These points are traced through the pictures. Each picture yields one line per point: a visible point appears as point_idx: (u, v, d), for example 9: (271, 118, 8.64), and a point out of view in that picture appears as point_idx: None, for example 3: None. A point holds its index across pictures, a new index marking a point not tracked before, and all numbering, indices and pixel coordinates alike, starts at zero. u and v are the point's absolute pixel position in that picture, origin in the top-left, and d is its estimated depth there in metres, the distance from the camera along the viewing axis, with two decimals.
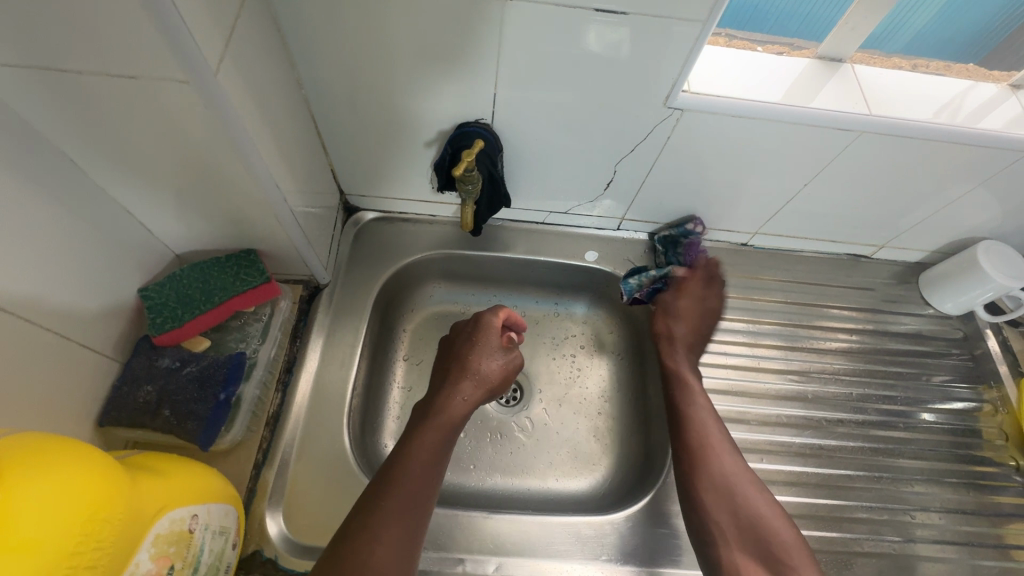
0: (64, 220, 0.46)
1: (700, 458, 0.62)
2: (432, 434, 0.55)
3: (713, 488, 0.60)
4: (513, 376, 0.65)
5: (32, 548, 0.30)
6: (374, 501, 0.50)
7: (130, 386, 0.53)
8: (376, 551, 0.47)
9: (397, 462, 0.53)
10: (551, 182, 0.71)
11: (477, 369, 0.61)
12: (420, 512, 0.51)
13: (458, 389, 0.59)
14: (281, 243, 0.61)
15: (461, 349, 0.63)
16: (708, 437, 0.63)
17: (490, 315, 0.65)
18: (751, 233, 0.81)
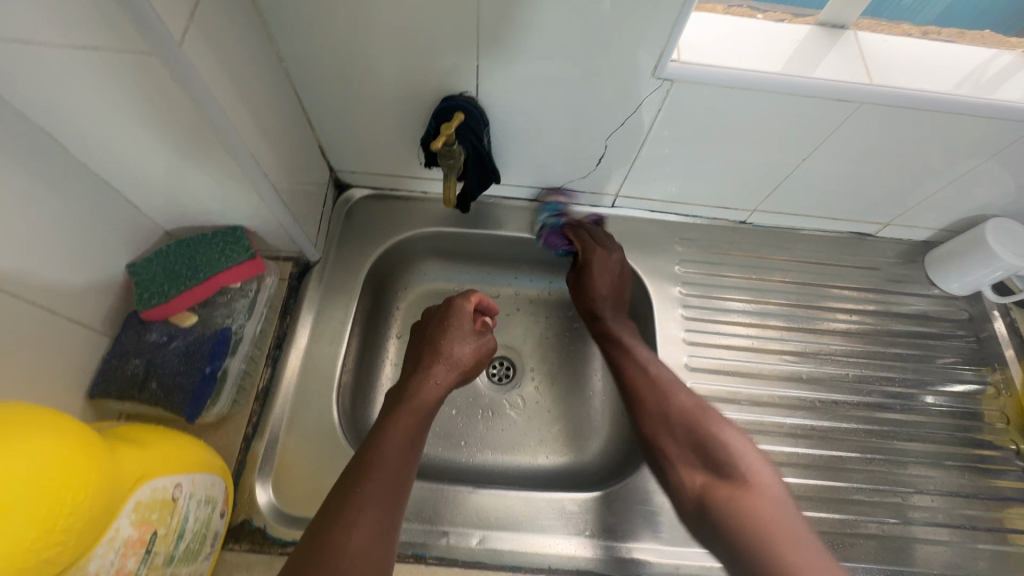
0: (46, 195, 0.47)
1: (637, 387, 0.65)
2: (406, 417, 0.55)
3: (651, 415, 0.63)
4: (485, 360, 0.66)
5: (5, 512, 0.31)
6: (350, 489, 0.48)
7: (119, 359, 0.54)
8: (353, 538, 0.45)
9: (374, 449, 0.52)
10: (541, 157, 0.70)
11: (450, 352, 0.62)
12: (397, 498, 0.50)
13: (430, 372, 0.60)
14: (266, 219, 0.61)
15: (434, 334, 0.63)
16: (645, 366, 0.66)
17: (462, 300, 0.66)
18: (749, 210, 0.78)
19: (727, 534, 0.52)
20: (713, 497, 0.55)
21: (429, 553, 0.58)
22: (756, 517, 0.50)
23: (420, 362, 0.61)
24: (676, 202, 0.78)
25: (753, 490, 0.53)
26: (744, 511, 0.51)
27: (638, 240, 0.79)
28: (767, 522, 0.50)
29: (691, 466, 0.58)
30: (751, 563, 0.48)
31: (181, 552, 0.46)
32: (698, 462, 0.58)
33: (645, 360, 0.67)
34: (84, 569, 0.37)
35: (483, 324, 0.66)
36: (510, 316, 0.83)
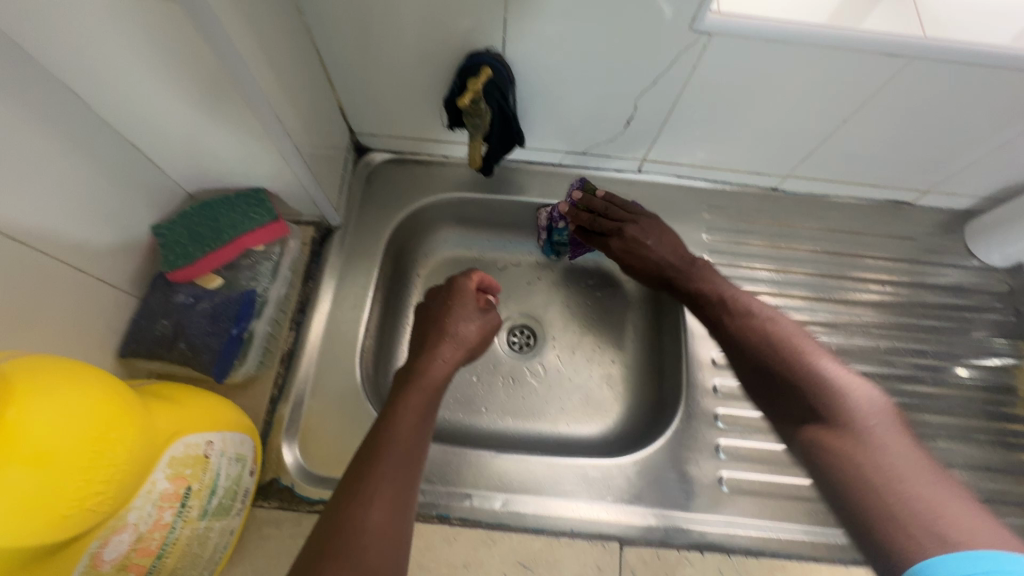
0: (69, 153, 0.46)
1: (729, 322, 0.59)
2: (415, 395, 0.52)
3: (742, 348, 0.56)
4: (490, 338, 0.64)
5: (46, 460, 0.31)
6: (363, 466, 0.45)
7: (147, 320, 0.55)
8: (372, 516, 0.42)
9: (385, 426, 0.49)
10: (568, 119, 0.67)
11: (454, 331, 0.60)
12: (414, 473, 0.47)
13: (436, 352, 0.57)
14: (287, 181, 0.60)
15: (438, 315, 0.62)
16: (738, 304, 0.59)
17: (462, 279, 0.64)
18: (782, 176, 0.75)
19: (834, 470, 0.43)
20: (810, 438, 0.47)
21: (453, 514, 0.59)
22: (867, 458, 0.42)
23: (424, 344, 0.59)
24: (706, 167, 0.75)
25: (865, 424, 0.44)
26: (851, 450, 0.43)
27: (664, 207, 0.77)
28: (884, 465, 0.41)
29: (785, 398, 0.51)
30: (869, 502, 0.40)
31: (214, 507, 0.47)
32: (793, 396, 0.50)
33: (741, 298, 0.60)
34: (122, 519, 0.38)
35: (486, 302, 0.64)
36: (532, 285, 0.82)
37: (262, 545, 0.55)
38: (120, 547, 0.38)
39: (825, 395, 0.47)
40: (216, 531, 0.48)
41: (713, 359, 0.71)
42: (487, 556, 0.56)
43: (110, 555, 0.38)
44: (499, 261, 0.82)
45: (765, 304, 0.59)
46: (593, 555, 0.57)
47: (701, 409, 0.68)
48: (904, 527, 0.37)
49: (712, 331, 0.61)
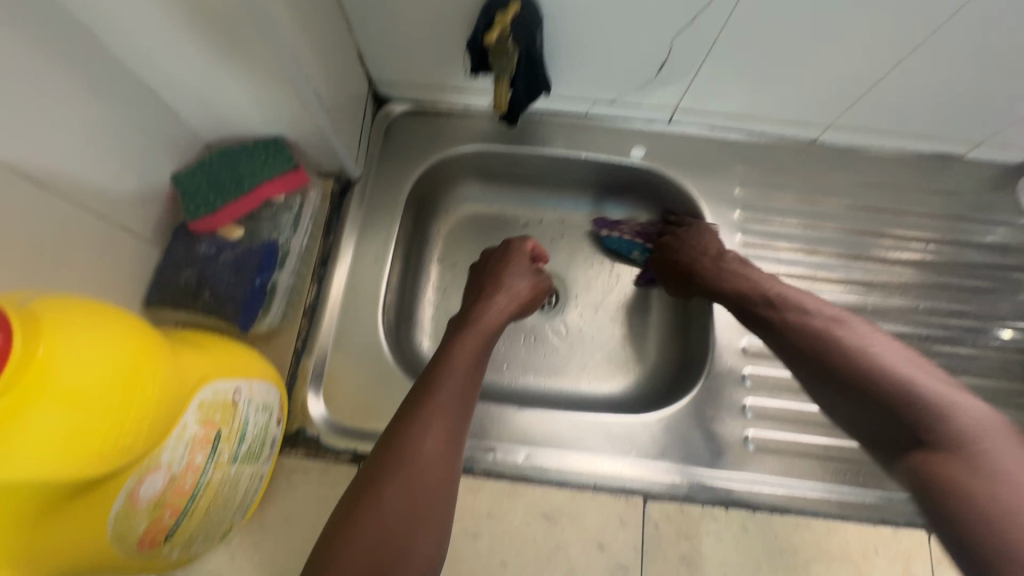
0: (86, 96, 0.45)
1: (790, 331, 0.54)
2: (472, 339, 0.52)
3: (808, 358, 0.52)
4: (541, 299, 0.64)
5: (78, 398, 0.31)
6: (419, 398, 0.46)
7: (171, 270, 0.55)
8: (427, 442, 0.43)
9: (441, 363, 0.49)
10: (597, 64, 0.63)
11: (509, 283, 0.60)
12: (467, 409, 0.47)
13: (492, 301, 0.57)
14: (306, 129, 0.58)
15: (493, 269, 0.62)
16: (798, 309, 0.55)
17: (519, 241, 0.64)
18: (822, 126, 0.71)
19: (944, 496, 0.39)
20: (908, 453, 0.43)
21: (476, 466, 0.59)
22: (981, 484, 0.38)
23: (480, 293, 0.59)
24: (741, 117, 0.71)
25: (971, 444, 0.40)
26: (961, 474, 0.39)
27: (695, 160, 0.73)
28: (1003, 493, 0.37)
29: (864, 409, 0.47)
30: (993, 532, 0.36)
31: (243, 454, 0.47)
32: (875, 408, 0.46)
33: (799, 303, 0.55)
34: (156, 459, 0.38)
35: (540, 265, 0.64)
36: (555, 243, 0.80)
37: (290, 491, 0.56)
38: (155, 486, 0.39)
39: (921, 411, 0.43)
40: (245, 476, 0.48)
41: None
42: (510, 507, 0.57)
43: (146, 494, 0.38)
44: (521, 218, 0.80)
45: (826, 304, 0.55)
46: (615, 508, 0.57)
47: (729, 368, 0.66)
48: None
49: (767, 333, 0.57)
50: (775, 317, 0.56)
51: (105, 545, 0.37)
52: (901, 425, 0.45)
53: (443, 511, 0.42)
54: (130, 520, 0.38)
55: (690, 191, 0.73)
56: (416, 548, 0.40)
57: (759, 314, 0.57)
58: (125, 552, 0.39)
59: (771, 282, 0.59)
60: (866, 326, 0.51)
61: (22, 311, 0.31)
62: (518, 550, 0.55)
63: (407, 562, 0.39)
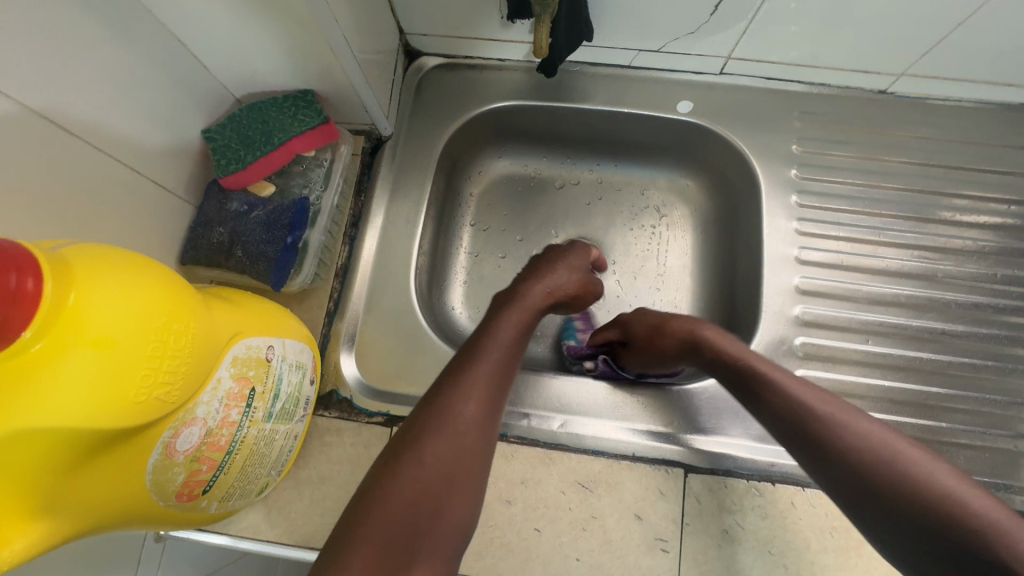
0: (114, 44, 0.43)
1: (839, 436, 0.40)
2: (520, 311, 0.50)
3: (862, 477, 0.38)
4: (587, 301, 0.62)
5: (109, 347, 0.31)
6: (464, 362, 0.44)
7: (204, 228, 0.54)
8: (468, 408, 0.41)
9: (488, 332, 0.47)
10: (644, 9, 0.58)
11: (563, 270, 0.58)
12: (510, 380, 0.45)
13: (543, 278, 0.56)
14: (336, 82, 0.56)
15: (550, 255, 0.60)
16: (837, 412, 0.41)
17: (582, 245, 0.64)
18: (893, 75, 0.64)
19: None
20: None
21: (510, 432, 0.57)
22: None
23: (533, 270, 0.58)
24: (801, 65, 0.64)
25: None
26: None
27: (749, 115, 0.67)
28: None
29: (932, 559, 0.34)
30: None
31: (278, 411, 0.47)
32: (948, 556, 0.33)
33: (835, 408, 0.42)
34: (191, 412, 0.38)
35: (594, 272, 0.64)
36: (592, 206, 0.76)
37: (325, 451, 0.56)
38: (192, 439, 0.38)
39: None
40: (280, 435, 0.48)
41: (795, 286, 0.64)
42: (546, 475, 0.55)
43: (183, 446, 0.38)
44: (557, 179, 0.77)
45: (857, 410, 0.42)
46: (654, 479, 0.55)
47: (780, 338, 0.62)
48: None
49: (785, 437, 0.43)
50: (814, 415, 0.42)
51: (145, 494, 0.37)
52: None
53: (479, 478, 0.40)
54: (167, 472, 0.38)
55: (742, 148, 0.67)
56: (449, 514, 0.38)
57: (792, 405, 0.43)
58: (164, 503, 0.39)
59: (791, 372, 0.46)
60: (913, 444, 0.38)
61: (51, 255, 0.30)
62: (552, 519, 0.54)
63: (439, 524, 0.37)
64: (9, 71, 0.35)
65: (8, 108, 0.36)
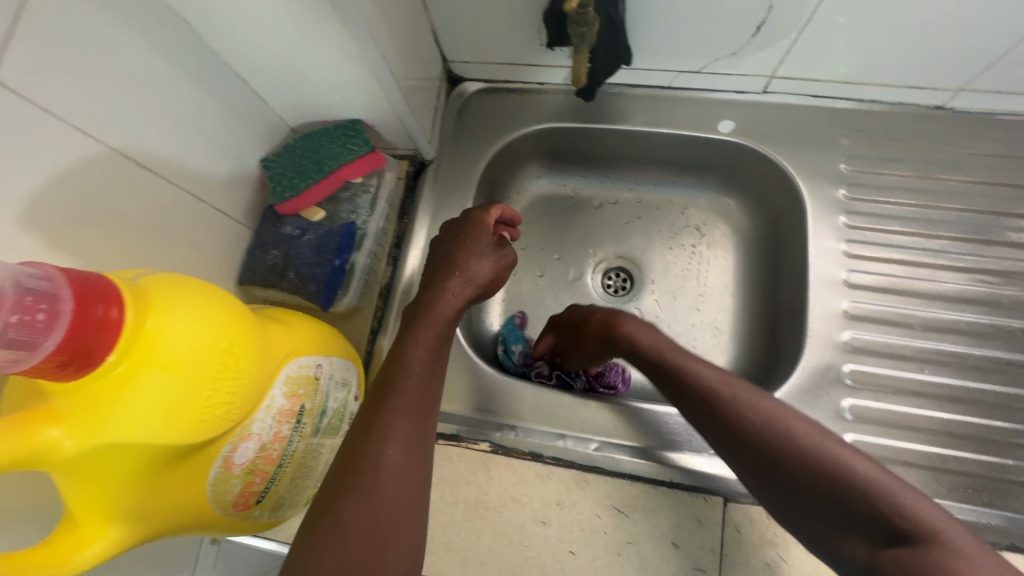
0: (185, 85, 0.48)
1: (732, 416, 0.44)
2: (429, 329, 0.48)
3: (755, 448, 0.42)
4: (504, 276, 0.58)
5: (178, 369, 0.33)
6: (375, 402, 0.42)
7: (260, 250, 0.57)
8: (389, 451, 0.40)
9: (397, 362, 0.45)
10: (682, 31, 0.58)
11: (466, 267, 0.53)
12: (429, 412, 0.44)
13: (445, 285, 0.51)
14: (382, 111, 0.58)
15: (450, 248, 0.55)
16: (745, 401, 0.44)
17: (481, 212, 0.57)
18: (951, 90, 0.61)
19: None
20: (885, 555, 0.35)
21: (545, 453, 0.58)
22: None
23: (434, 276, 0.53)
24: (849, 82, 0.62)
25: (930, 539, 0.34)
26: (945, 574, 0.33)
27: (794, 133, 0.66)
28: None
29: (861, 536, 0.37)
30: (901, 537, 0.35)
31: (324, 427, 0.49)
32: (875, 527, 0.36)
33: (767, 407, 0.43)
34: (248, 428, 0.40)
35: (503, 238, 0.57)
36: (631, 225, 0.76)
37: None
38: (247, 454, 0.41)
39: (871, 502, 0.37)
40: (326, 448, 0.50)
41: (844, 310, 0.61)
42: (581, 497, 0.55)
43: (240, 460, 0.41)
44: (595, 198, 0.77)
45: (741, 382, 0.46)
46: (692, 506, 0.54)
47: (828, 365, 0.60)
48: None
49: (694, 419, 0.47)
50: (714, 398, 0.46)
51: (206, 503, 0.40)
52: (901, 545, 0.35)
53: (412, 522, 0.39)
54: (226, 483, 0.41)
55: (787, 167, 0.66)
56: (382, 569, 0.37)
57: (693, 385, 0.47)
58: (222, 512, 0.42)
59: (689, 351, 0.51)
60: (775, 401, 0.44)
61: (131, 285, 0.34)
62: (586, 541, 0.54)
63: None
64: (96, 117, 0.40)
65: (95, 148, 0.40)
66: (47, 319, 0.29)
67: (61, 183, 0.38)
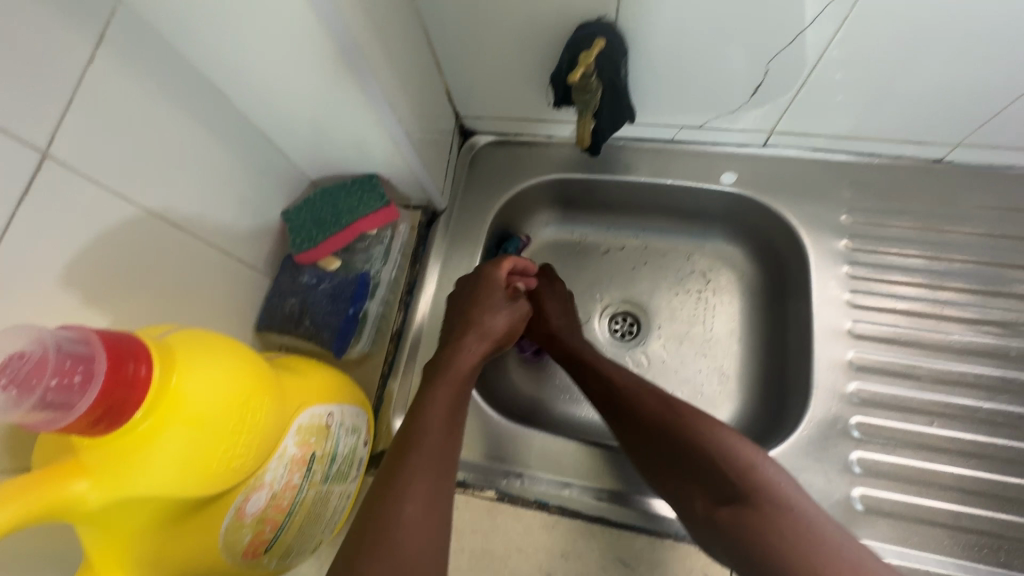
0: (216, 148, 0.51)
1: (632, 407, 0.54)
2: (446, 386, 0.51)
3: (646, 433, 0.52)
4: (518, 328, 0.61)
5: (200, 424, 0.35)
6: (395, 461, 0.44)
7: (278, 298, 0.60)
8: (409, 508, 0.41)
9: (416, 421, 0.47)
10: (683, 91, 0.61)
11: (481, 322, 0.57)
12: (448, 468, 0.45)
13: (462, 344, 0.55)
14: (398, 166, 0.62)
15: (464, 304, 0.58)
16: (642, 394, 0.54)
17: (492, 267, 0.60)
18: (949, 144, 0.62)
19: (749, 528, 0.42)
20: (724, 513, 0.45)
21: (550, 501, 0.58)
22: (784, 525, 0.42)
23: (452, 334, 0.56)
24: (847, 137, 0.64)
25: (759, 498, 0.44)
26: (762, 524, 0.42)
27: (795, 185, 0.68)
28: (795, 530, 0.41)
29: (704, 494, 0.47)
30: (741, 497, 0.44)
31: (333, 473, 0.50)
32: (715, 489, 0.46)
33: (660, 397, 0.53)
34: (260, 478, 0.42)
35: (515, 290, 0.62)
36: (638, 270, 0.78)
37: None
38: (259, 503, 0.42)
39: (725, 472, 0.46)
40: (335, 494, 0.51)
41: (849, 360, 0.62)
42: (586, 549, 0.55)
43: (251, 509, 0.42)
44: (602, 244, 0.79)
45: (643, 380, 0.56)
46: (698, 560, 0.54)
47: (835, 418, 0.60)
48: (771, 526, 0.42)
49: (603, 411, 0.57)
50: (618, 392, 0.56)
51: (217, 551, 0.41)
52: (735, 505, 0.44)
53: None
54: (237, 532, 0.42)
55: (788, 218, 0.67)
56: None
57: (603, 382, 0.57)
58: (233, 561, 0.43)
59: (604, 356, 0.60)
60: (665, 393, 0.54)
61: (159, 342, 0.36)
62: None
63: None
64: (134, 181, 0.43)
65: (131, 211, 0.43)
66: (83, 380, 0.31)
67: (98, 244, 0.41)
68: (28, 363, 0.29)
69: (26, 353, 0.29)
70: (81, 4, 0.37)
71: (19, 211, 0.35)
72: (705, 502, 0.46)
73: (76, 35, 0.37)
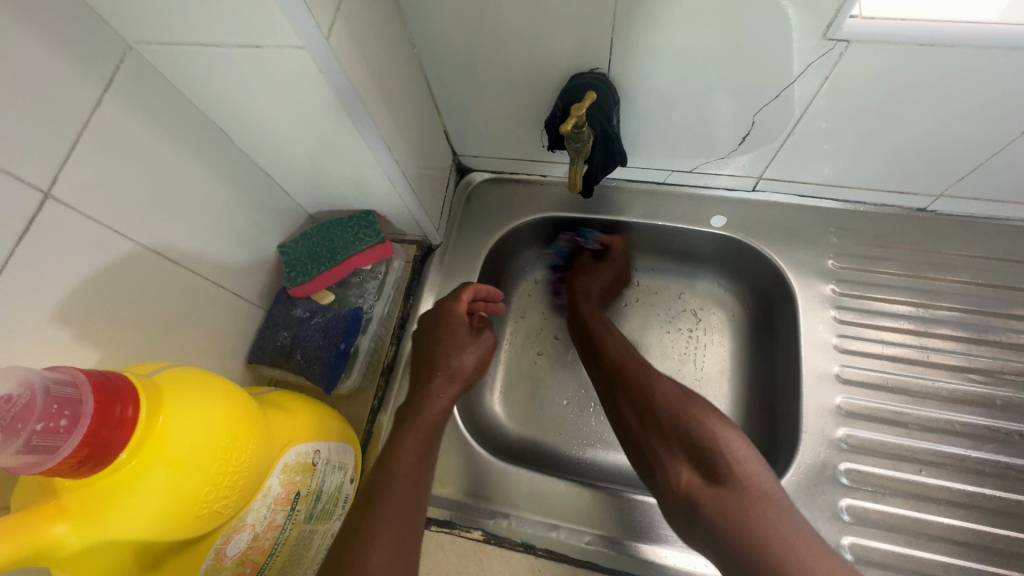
0: (216, 184, 0.52)
1: (640, 385, 0.58)
2: (416, 432, 0.51)
3: (648, 406, 0.56)
4: (486, 361, 0.62)
5: (182, 465, 0.35)
6: (362, 508, 0.45)
7: (271, 330, 0.60)
8: (374, 558, 0.42)
9: (386, 467, 0.48)
10: (673, 137, 0.62)
11: (448, 364, 0.57)
12: (414, 515, 0.47)
13: (426, 391, 0.55)
14: (394, 204, 0.63)
15: (429, 348, 0.59)
16: (657, 376, 0.58)
17: (451, 302, 0.60)
18: (932, 196, 0.64)
19: (729, 509, 0.47)
20: (707, 490, 0.49)
21: (538, 544, 0.57)
22: (760, 513, 0.46)
23: (419, 381, 0.57)
24: (832, 185, 0.66)
25: (742, 484, 0.48)
26: (742, 506, 0.46)
27: (783, 230, 0.69)
28: (775, 517, 0.45)
29: (692, 470, 0.51)
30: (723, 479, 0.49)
31: (318, 512, 0.50)
32: (703, 469, 0.50)
33: (674, 385, 0.57)
34: (242, 519, 0.41)
35: (480, 324, 0.62)
36: (630, 307, 0.78)
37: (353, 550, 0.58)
38: (240, 544, 0.42)
39: (716, 454, 0.50)
40: (319, 534, 0.50)
41: (838, 405, 0.62)
42: None
43: (232, 551, 0.41)
44: None
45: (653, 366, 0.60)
46: None
47: (824, 463, 0.60)
48: (750, 507, 0.46)
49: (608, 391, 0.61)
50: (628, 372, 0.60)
51: None
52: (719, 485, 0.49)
53: None
54: None
55: (777, 261, 0.69)
56: None
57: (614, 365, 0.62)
58: None
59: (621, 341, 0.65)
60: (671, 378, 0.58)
61: (147, 381, 0.36)
62: None
63: None
64: (132, 219, 0.44)
65: (129, 248, 0.44)
66: (70, 423, 0.31)
67: (93, 280, 0.42)
68: (16, 406, 0.30)
69: (14, 397, 0.30)
70: (94, 51, 0.39)
71: (18, 249, 0.36)
72: (688, 475, 0.51)
73: (84, 81, 0.39)
